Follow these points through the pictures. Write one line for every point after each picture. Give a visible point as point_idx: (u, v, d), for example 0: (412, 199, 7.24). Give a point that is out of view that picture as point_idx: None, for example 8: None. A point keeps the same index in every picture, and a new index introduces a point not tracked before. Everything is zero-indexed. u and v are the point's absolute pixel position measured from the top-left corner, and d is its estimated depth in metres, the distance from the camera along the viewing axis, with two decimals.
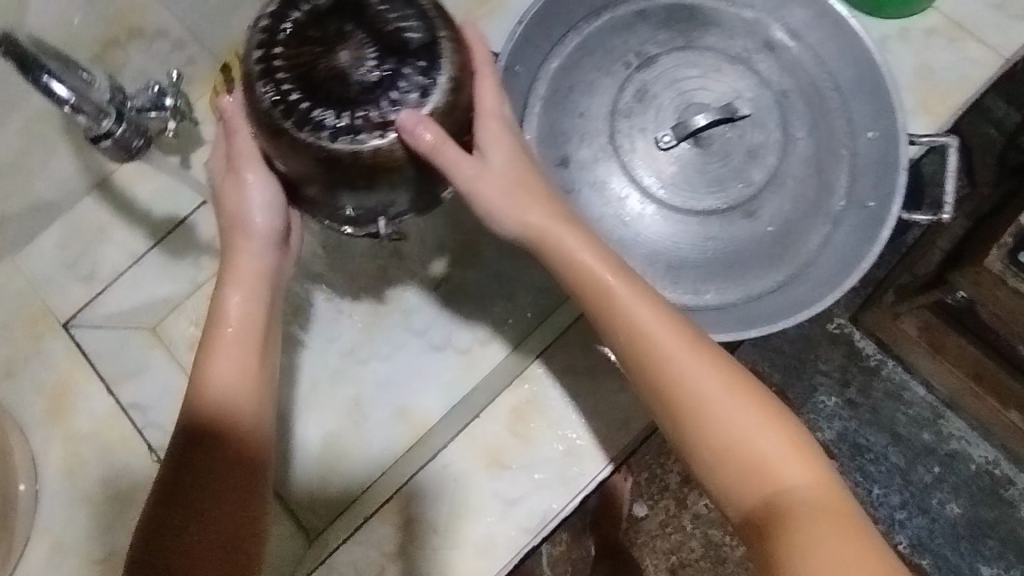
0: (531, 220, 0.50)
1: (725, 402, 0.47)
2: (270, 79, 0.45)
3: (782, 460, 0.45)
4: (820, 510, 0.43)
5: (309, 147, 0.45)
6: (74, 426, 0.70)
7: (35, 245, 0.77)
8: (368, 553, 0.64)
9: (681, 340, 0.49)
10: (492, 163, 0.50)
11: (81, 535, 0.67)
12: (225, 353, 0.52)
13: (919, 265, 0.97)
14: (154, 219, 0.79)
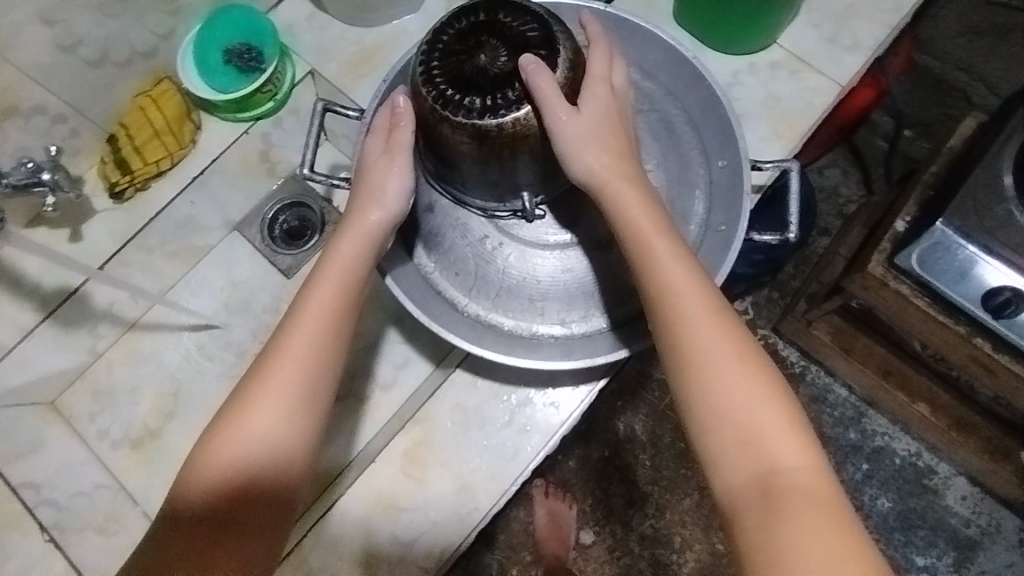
0: (595, 166, 0.57)
1: (736, 372, 0.49)
2: (430, 83, 0.57)
3: (778, 438, 0.47)
4: (808, 491, 0.45)
5: (464, 128, 0.56)
6: None
7: None
8: None
9: (710, 305, 0.52)
10: (589, 112, 0.58)
11: None
12: (297, 342, 0.53)
13: (826, 272, 1.04)
14: (43, 292, 0.77)
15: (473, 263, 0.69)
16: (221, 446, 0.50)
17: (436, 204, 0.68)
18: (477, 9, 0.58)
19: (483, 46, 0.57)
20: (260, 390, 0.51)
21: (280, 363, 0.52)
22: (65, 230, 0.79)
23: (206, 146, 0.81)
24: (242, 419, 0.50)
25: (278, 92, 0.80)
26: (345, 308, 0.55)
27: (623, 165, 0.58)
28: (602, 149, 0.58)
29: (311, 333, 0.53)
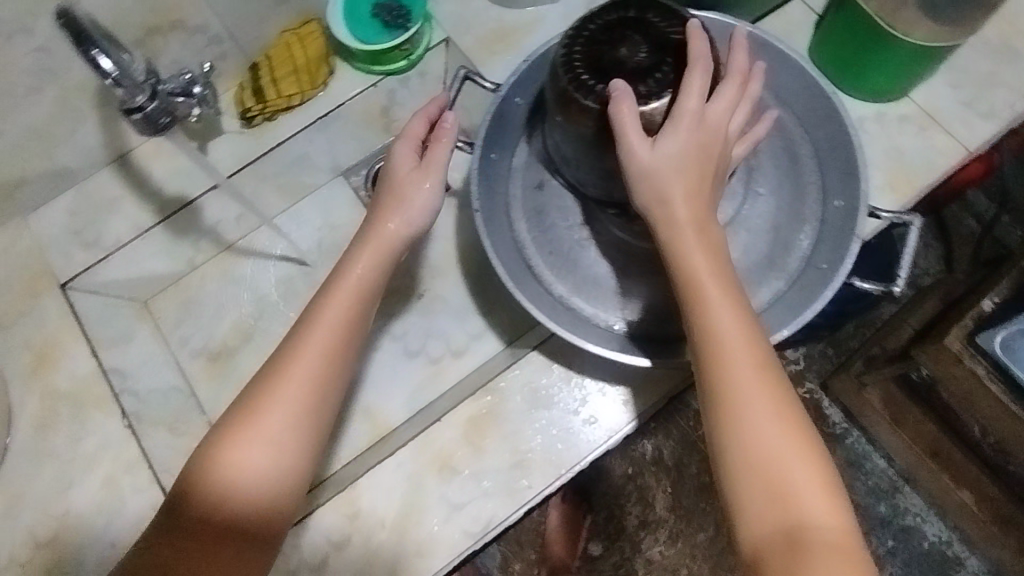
0: (666, 198, 0.53)
1: (773, 426, 0.48)
2: (568, 66, 0.57)
3: (809, 494, 0.47)
4: (834, 550, 0.45)
5: (591, 112, 0.56)
6: (55, 381, 0.74)
7: (47, 208, 0.80)
8: (313, 541, 0.66)
9: (756, 352, 0.50)
10: (666, 142, 0.53)
11: (49, 489, 0.70)
12: (304, 354, 0.54)
13: (890, 339, 1.01)
14: (163, 197, 0.82)
15: (568, 242, 0.71)
16: (224, 448, 0.51)
17: (546, 182, 0.71)
18: (627, 4, 0.58)
19: (626, 41, 0.56)
20: (265, 394, 0.53)
21: (291, 366, 0.53)
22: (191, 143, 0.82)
23: (335, 90, 0.84)
24: (248, 424, 0.52)
25: (413, 51, 0.83)
26: (355, 320, 0.57)
27: (696, 201, 0.53)
28: (675, 187, 0.53)
29: (324, 337, 0.55)
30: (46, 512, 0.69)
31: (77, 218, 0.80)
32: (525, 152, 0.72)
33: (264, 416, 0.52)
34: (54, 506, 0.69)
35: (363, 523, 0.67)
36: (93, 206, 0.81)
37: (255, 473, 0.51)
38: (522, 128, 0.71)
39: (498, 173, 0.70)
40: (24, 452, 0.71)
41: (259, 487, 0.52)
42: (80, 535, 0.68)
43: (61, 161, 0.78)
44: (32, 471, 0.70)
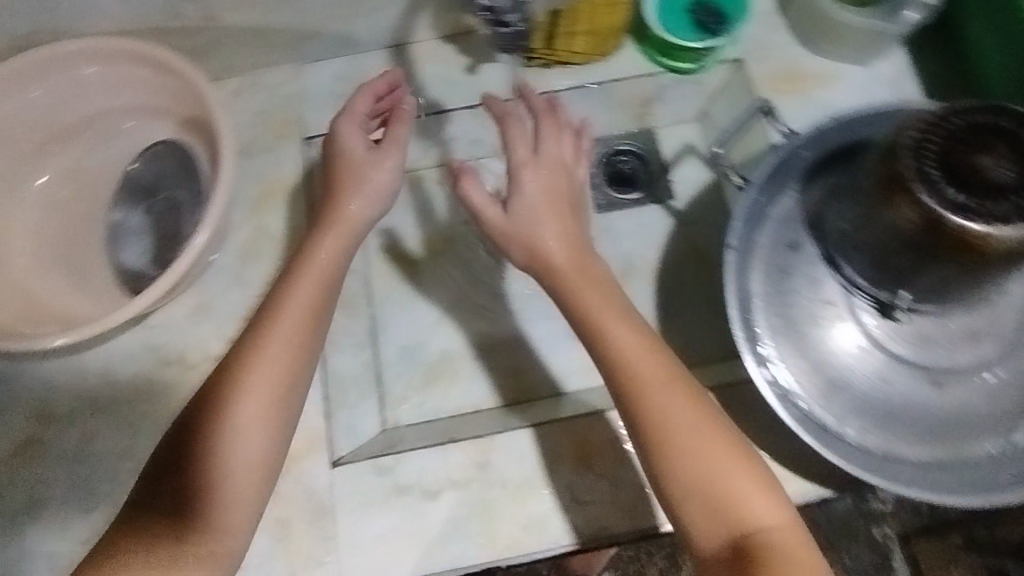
0: (546, 244, 0.60)
1: (711, 447, 0.54)
2: (917, 152, 0.53)
3: (751, 502, 0.52)
4: (785, 550, 0.51)
5: (923, 207, 0.53)
6: (268, 222, 0.79)
7: (321, 65, 0.85)
8: (437, 468, 0.68)
9: (673, 379, 0.56)
10: (527, 190, 0.61)
11: (230, 309, 0.76)
12: (282, 319, 0.59)
13: (1006, 526, 0.85)
14: (422, 97, 0.84)
15: (803, 316, 0.65)
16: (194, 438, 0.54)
17: (801, 246, 0.67)
18: (1004, 112, 0.53)
19: (992, 149, 0.52)
20: (247, 360, 0.57)
21: (272, 333, 0.58)
22: (466, 59, 0.85)
23: (616, 66, 0.86)
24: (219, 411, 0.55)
25: (705, 60, 0.83)
26: (323, 298, 0.61)
27: (594, 277, 0.61)
28: (544, 230, 0.61)
29: (303, 300, 0.59)
30: (224, 330, 0.75)
31: (343, 84, 0.84)
32: (788, 205, 0.68)
33: (234, 394, 0.55)
34: (230, 328, 0.75)
35: (486, 475, 0.67)
36: (361, 80, 0.84)
37: (232, 459, 0.54)
38: (800, 178, 0.68)
39: (758, 215, 0.67)
40: (225, 272, 0.77)
41: (240, 430, 0.55)
42: None
43: (355, 30, 0.81)
44: (225, 290, 0.76)
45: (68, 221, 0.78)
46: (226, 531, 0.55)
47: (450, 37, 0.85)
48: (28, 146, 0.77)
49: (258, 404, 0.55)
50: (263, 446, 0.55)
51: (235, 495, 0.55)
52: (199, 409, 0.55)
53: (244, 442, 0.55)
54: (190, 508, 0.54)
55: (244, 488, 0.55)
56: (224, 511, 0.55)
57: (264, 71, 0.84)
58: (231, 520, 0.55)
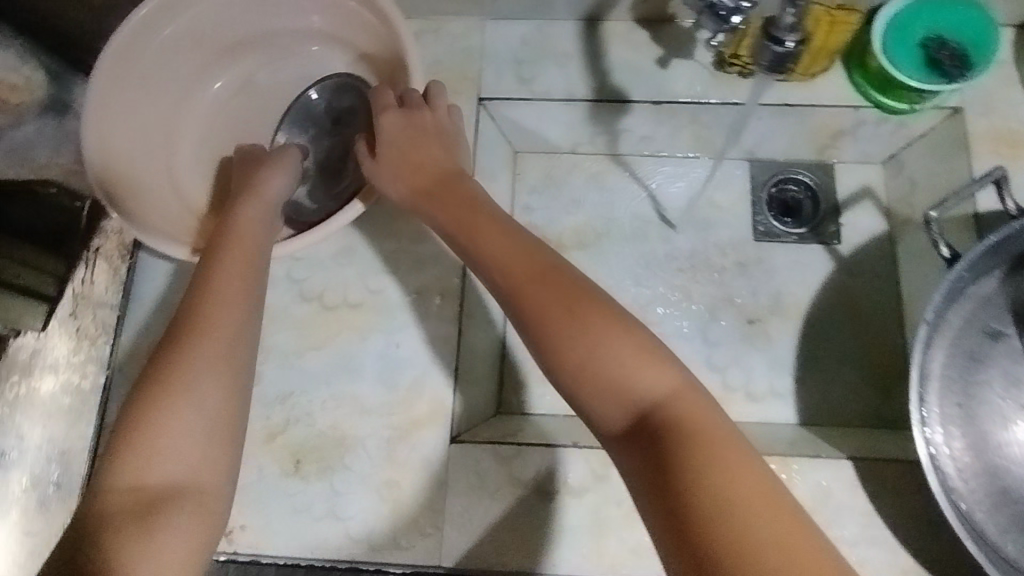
0: (485, 249, 0.54)
1: (609, 351, 0.47)
2: None
3: (613, 353, 0.47)
4: (683, 416, 0.44)
5: None
6: None
7: (509, 25, 0.81)
8: (555, 470, 0.67)
9: (537, 262, 0.52)
10: (398, 174, 0.63)
11: (376, 259, 0.75)
12: (224, 249, 0.59)
13: None
14: (607, 81, 0.79)
15: (991, 411, 0.61)
16: (139, 437, 0.49)
17: (1005, 337, 0.63)
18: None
19: None
20: (197, 298, 0.55)
21: (220, 261, 0.58)
22: (659, 50, 0.79)
23: (815, 87, 0.78)
24: (161, 400, 0.50)
25: (920, 104, 0.75)
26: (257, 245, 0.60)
27: (509, 235, 0.55)
28: (439, 214, 0.59)
29: (233, 270, 0.57)
30: (364, 280, 0.75)
31: (527, 49, 0.80)
32: (996, 288, 0.63)
33: (174, 359, 0.51)
34: (373, 279, 0.74)
35: (603, 490, 0.66)
36: (545, 49, 0.80)
37: (182, 423, 0.50)
38: (1011, 260, 0.61)
39: (959, 292, 0.61)
40: (378, 221, 0.76)
41: (195, 354, 0.52)
42: (375, 316, 0.73)
43: None
44: (371, 240, 0.75)
45: (238, 132, 0.79)
46: (202, 470, 0.50)
47: (648, 22, 0.79)
48: (217, 50, 0.77)
49: (195, 360, 0.51)
50: (210, 367, 0.52)
51: (197, 410, 0.50)
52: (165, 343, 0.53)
53: (205, 364, 0.52)
54: (145, 441, 0.49)
55: (207, 411, 0.51)
56: (188, 431, 0.50)
57: (449, 19, 0.81)
58: (213, 455, 0.51)
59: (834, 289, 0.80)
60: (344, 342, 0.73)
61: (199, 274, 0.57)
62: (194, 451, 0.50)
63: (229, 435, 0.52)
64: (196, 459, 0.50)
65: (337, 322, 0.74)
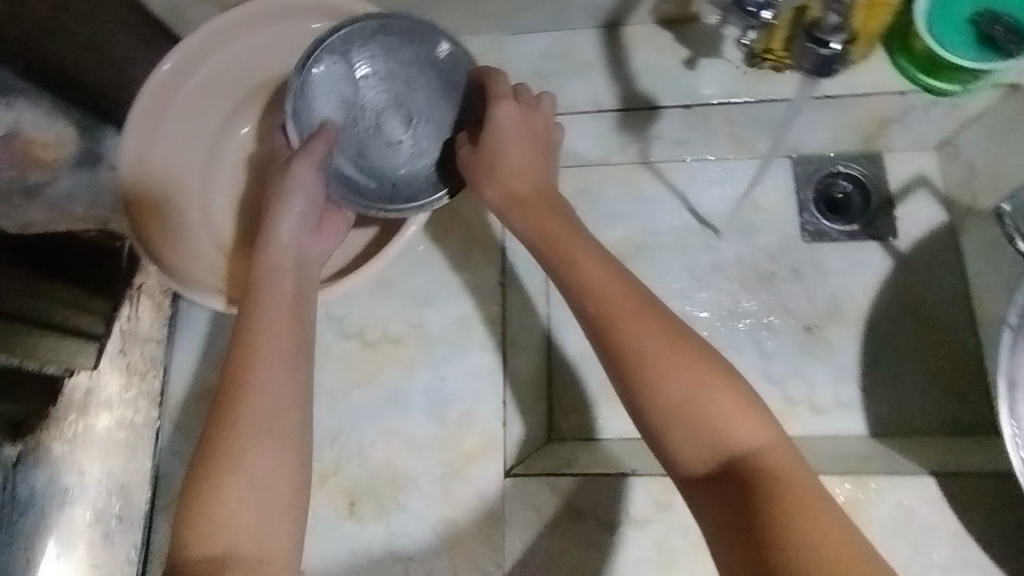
0: (575, 265, 0.52)
1: (700, 385, 0.45)
2: None
3: (714, 403, 0.45)
4: (776, 469, 0.43)
5: None
6: (459, 206, 0.76)
7: (528, 41, 0.79)
8: (616, 500, 0.65)
9: (641, 300, 0.49)
10: (514, 205, 0.58)
11: (416, 292, 0.74)
12: (258, 291, 0.54)
13: None
14: (633, 89, 0.76)
15: None
16: (213, 486, 0.46)
17: None
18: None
19: None
20: (240, 351, 0.51)
21: (256, 303, 0.53)
22: (687, 51, 0.76)
23: (858, 76, 0.74)
24: (233, 446, 0.47)
25: (972, 84, 0.70)
26: (299, 294, 0.55)
27: (597, 252, 0.52)
28: (534, 226, 0.56)
29: (283, 301, 0.54)
30: (404, 313, 0.74)
31: (548, 63, 0.78)
32: None
33: (245, 406, 0.48)
34: (413, 314, 0.73)
35: (667, 518, 0.64)
36: (567, 61, 0.78)
37: (257, 480, 0.47)
38: None
39: None
40: (416, 254, 0.75)
41: (257, 396, 0.49)
42: (418, 349, 0.72)
43: (570, 6, 0.74)
44: (408, 271, 0.75)
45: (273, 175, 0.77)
46: (264, 537, 0.46)
47: (671, 23, 0.76)
48: (242, 92, 0.76)
49: (264, 404, 0.49)
50: (277, 434, 0.48)
51: (261, 490, 0.47)
52: (220, 401, 0.49)
53: (269, 410, 0.49)
54: (211, 504, 0.45)
55: (274, 487, 0.47)
56: (248, 502, 0.46)
57: (467, 39, 0.80)
58: (277, 520, 0.47)
59: (894, 290, 0.77)
60: (389, 378, 0.72)
61: (240, 315, 0.53)
62: (263, 522, 0.46)
63: (293, 503, 0.48)
64: (258, 521, 0.46)
65: (379, 358, 0.73)
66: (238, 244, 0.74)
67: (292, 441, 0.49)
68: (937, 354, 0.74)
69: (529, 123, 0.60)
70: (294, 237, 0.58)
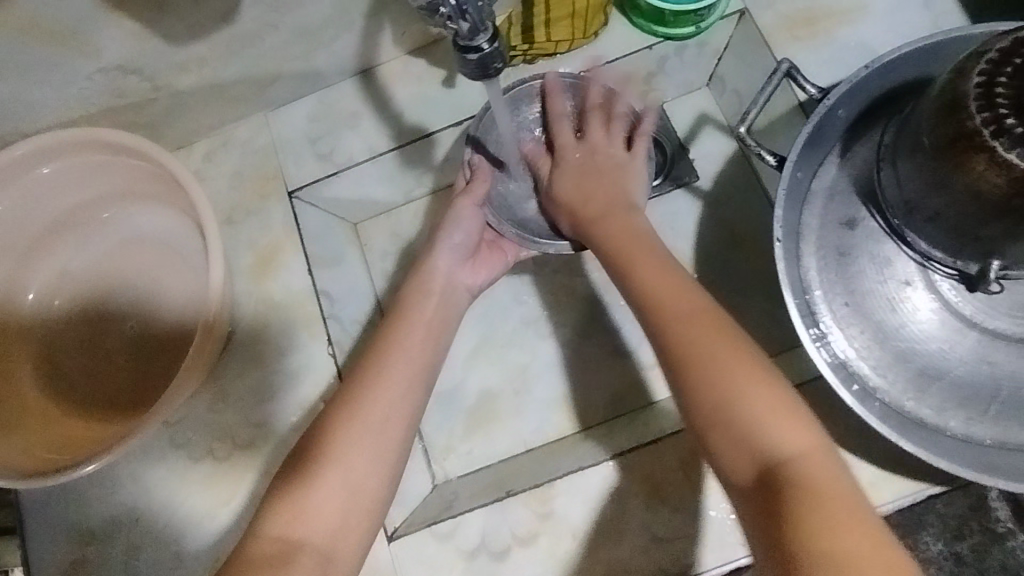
0: (637, 273, 0.54)
1: (744, 385, 0.44)
2: (987, 103, 0.45)
3: (756, 401, 0.44)
4: (815, 477, 0.40)
5: (1008, 168, 0.44)
6: (271, 291, 0.73)
7: (290, 109, 0.78)
8: (501, 525, 0.64)
9: (690, 304, 0.49)
10: (614, 227, 0.58)
11: (249, 393, 0.70)
12: (403, 323, 0.59)
13: None
14: (403, 123, 0.77)
15: (878, 303, 0.58)
16: (309, 481, 0.48)
17: (861, 222, 0.59)
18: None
19: None
20: (382, 354, 0.56)
21: (402, 333, 0.58)
22: (442, 70, 0.76)
23: (602, 45, 0.77)
24: (346, 429, 0.51)
25: (705, 20, 0.73)
26: (441, 317, 0.61)
27: (670, 266, 0.54)
28: (636, 256, 0.55)
29: (412, 354, 0.57)
30: (247, 416, 0.70)
31: (316, 125, 0.78)
32: (832, 176, 0.60)
33: (361, 407, 0.52)
34: (251, 416, 0.70)
35: (554, 526, 0.64)
36: (333, 117, 0.77)
37: (340, 494, 0.48)
38: (837, 143, 0.60)
39: (800, 194, 0.59)
40: (239, 353, 0.72)
41: (374, 402, 0.53)
42: (271, 447, 0.68)
43: (316, 63, 0.74)
44: (237, 373, 0.71)
45: (77, 326, 0.72)
46: (341, 535, 0.48)
47: (420, 49, 0.76)
48: (15, 256, 0.71)
49: (373, 425, 0.51)
50: (387, 455, 0.51)
51: (352, 488, 0.49)
52: (346, 395, 0.53)
53: (372, 431, 0.51)
54: (297, 498, 0.48)
55: (365, 490, 0.49)
56: (337, 495, 0.48)
57: (232, 126, 0.78)
58: (354, 523, 0.48)
59: (715, 223, 0.76)
60: (252, 487, 0.67)
61: (387, 329, 0.59)
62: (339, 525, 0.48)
63: (371, 517, 0.49)
64: (340, 522, 0.48)
65: (235, 469, 0.68)
66: (60, 409, 0.69)
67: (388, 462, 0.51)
68: (767, 278, 0.73)
69: (621, 129, 0.67)
70: (450, 267, 0.64)
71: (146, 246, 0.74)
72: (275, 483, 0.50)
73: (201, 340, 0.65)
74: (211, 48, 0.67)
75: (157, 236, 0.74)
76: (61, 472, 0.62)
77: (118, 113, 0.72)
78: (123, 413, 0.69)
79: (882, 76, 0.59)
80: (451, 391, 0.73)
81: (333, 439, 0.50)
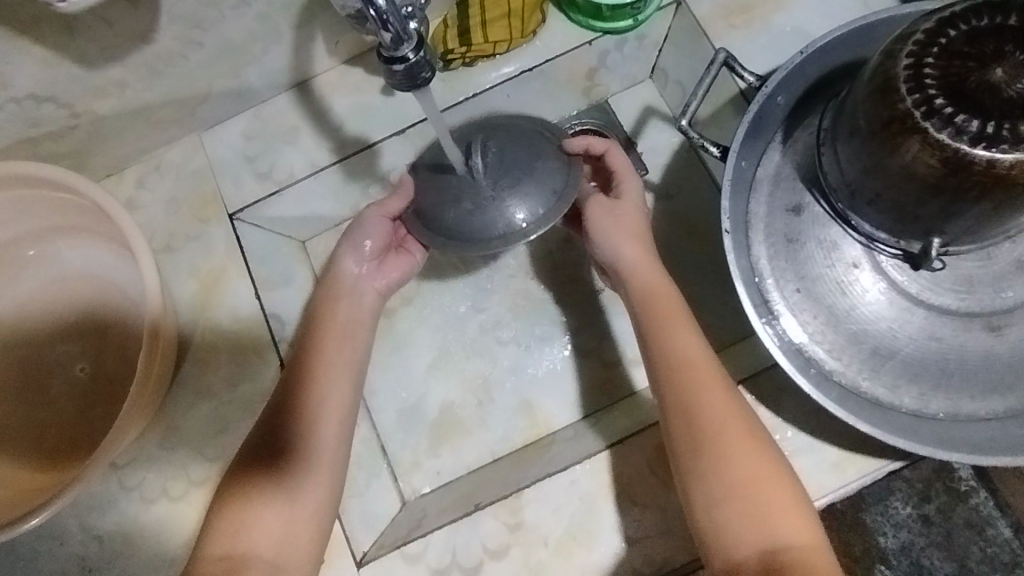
0: (664, 329, 0.55)
1: (749, 451, 0.49)
2: (915, 84, 0.45)
3: (768, 493, 0.47)
4: (813, 568, 0.43)
5: (939, 148, 0.45)
6: (217, 318, 0.71)
7: (224, 128, 0.75)
8: (471, 541, 0.63)
9: (718, 379, 0.53)
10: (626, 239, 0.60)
11: (202, 426, 0.67)
12: (322, 328, 0.61)
13: None
14: (343, 135, 0.74)
15: (827, 287, 0.59)
16: (253, 492, 0.52)
17: (806, 207, 0.60)
18: (1008, 8, 0.44)
19: (1003, 57, 0.42)
20: (302, 376, 0.58)
21: (326, 331, 0.61)
22: (379, 79, 0.74)
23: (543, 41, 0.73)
24: (293, 424, 0.55)
25: (642, 11, 0.71)
26: (347, 320, 0.62)
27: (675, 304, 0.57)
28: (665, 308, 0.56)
29: (341, 339, 0.61)
30: (200, 451, 0.67)
31: (252, 142, 0.75)
32: (776, 162, 0.61)
33: (304, 397, 0.56)
34: (206, 450, 0.67)
35: (525, 537, 0.63)
36: (268, 133, 0.75)
37: (304, 497, 0.53)
38: (778, 130, 0.60)
39: (745, 183, 0.60)
40: (188, 385, 0.69)
41: (317, 396, 0.57)
42: None
43: (246, 79, 0.71)
44: (188, 407, 0.68)
45: (12, 372, 0.68)
46: (284, 553, 0.51)
47: (356, 59, 0.74)
48: None
49: (315, 409, 0.56)
50: (329, 476, 0.55)
51: (291, 507, 0.52)
52: (284, 401, 0.57)
53: (323, 427, 0.56)
54: (248, 501, 0.51)
55: (303, 504, 0.53)
56: (281, 506, 0.52)
57: (163, 149, 0.75)
58: (302, 525, 0.52)
59: (667, 217, 0.76)
60: None
61: (309, 336, 0.61)
62: (286, 556, 0.51)
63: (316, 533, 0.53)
64: (300, 519, 0.52)
65: (192, 509, 0.65)
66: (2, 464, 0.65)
67: (330, 464, 0.55)
68: (719, 265, 0.74)
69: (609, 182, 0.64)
70: (356, 272, 0.65)
71: (83, 283, 0.70)
72: (225, 488, 0.53)
73: (144, 376, 0.61)
74: (130, 70, 0.64)
75: (93, 270, 0.70)
76: (8, 527, 0.58)
77: (37, 144, 0.68)
78: (74, 459, 0.65)
79: (818, 59, 0.59)
80: (414, 405, 0.72)
81: (274, 437, 0.55)
